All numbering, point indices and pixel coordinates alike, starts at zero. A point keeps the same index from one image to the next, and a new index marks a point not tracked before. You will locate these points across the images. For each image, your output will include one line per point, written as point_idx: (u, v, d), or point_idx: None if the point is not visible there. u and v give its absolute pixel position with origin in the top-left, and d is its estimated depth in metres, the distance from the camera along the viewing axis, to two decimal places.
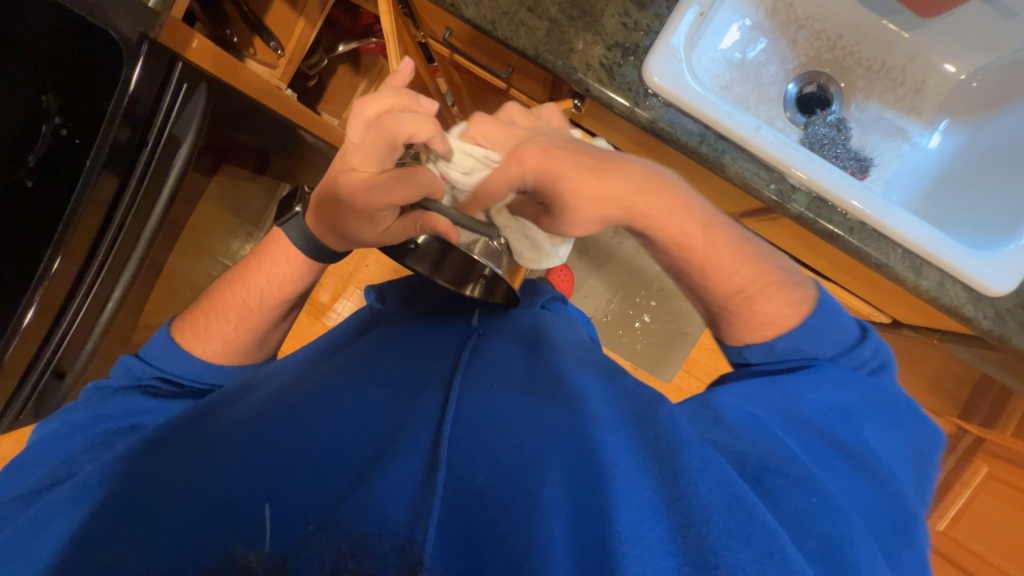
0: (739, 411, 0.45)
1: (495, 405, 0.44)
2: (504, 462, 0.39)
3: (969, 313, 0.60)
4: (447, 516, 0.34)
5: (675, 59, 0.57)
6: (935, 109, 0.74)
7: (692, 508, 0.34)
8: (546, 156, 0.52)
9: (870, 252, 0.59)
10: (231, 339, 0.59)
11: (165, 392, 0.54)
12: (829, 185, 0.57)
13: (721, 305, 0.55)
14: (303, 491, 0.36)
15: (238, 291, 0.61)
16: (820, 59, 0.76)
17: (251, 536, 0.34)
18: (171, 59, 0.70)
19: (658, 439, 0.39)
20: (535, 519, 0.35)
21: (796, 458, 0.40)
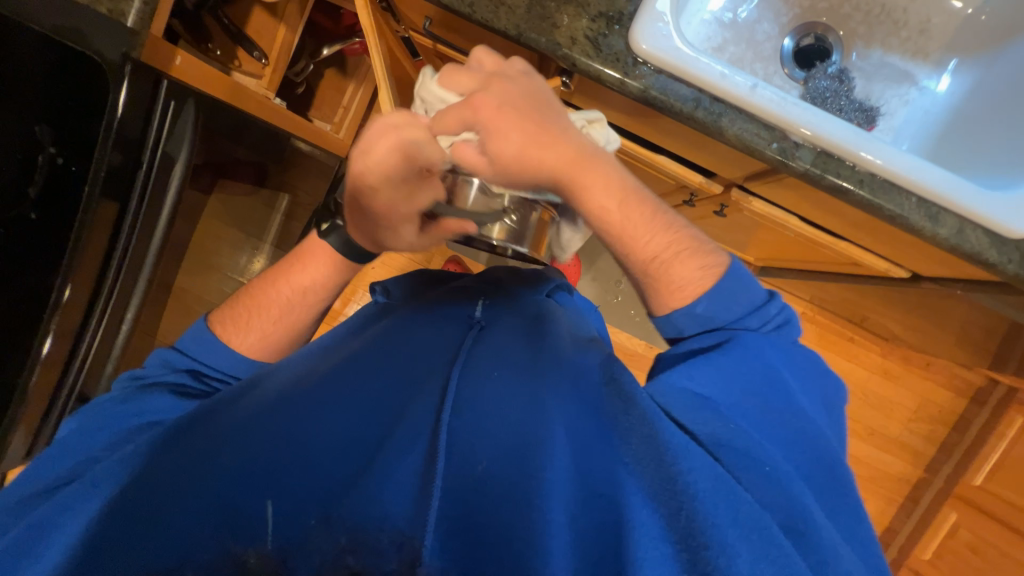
0: (680, 389, 0.42)
1: (494, 393, 0.44)
2: (502, 450, 0.39)
3: (993, 259, 0.57)
4: (446, 503, 0.36)
5: (662, 23, 0.55)
6: (942, 50, 0.71)
7: (679, 489, 0.34)
8: (500, 111, 0.46)
9: (883, 205, 0.57)
10: (270, 336, 0.58)
11: (191, 389, 0.54)
12: (832, 138, 0.56)
13: (636, 270, 0.49)
14: (310, 491, 0.37)
15: (278, 288, 0.59)
16: (816, 9, 0.72)
17: (252, 533, 0.35)
18: (157, 77, 0.70)
19: (645, 422, 0.38)
20: (536, 504, 0.36)
21: (742, 425, 0.39)
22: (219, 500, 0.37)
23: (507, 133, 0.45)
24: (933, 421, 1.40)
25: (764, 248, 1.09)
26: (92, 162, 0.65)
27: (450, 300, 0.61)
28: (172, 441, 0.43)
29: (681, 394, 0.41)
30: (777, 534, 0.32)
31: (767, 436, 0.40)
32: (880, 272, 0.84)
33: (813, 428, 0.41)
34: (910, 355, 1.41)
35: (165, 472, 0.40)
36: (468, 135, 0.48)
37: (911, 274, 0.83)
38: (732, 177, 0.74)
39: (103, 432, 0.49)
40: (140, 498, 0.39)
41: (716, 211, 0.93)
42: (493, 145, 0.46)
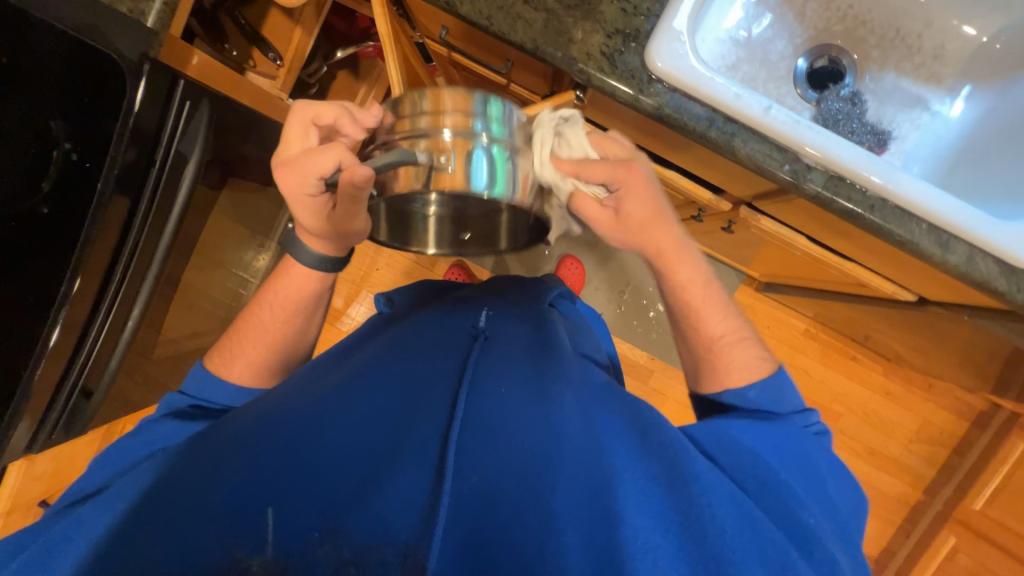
0: (728, 437, 0.46)
1: (503, 407, 0.44)
2: (511, 466, 0.40)
3: (1002, 288, 0.57)
4: (454, 521, 0.35)
5: (678, 42, 0.56)
6: (956, 75, 0.71)
7: (701, 515, 0.37)
8: (641, 184, 0.52)
9: (893, 230, 0.57)
10: (258, 363, 0.59)
11: (197, 413, 0.55)
12: (846, 161, 0.55)
13: (699, 346, 0.56)
14: (317, 500, 0.37)
15: (259, 316, 0.61)
16: (830, 31, 0.73)
17: (254, 542, 0.35)
18: (173, 77, 0.70)
19: (666, 448, 0.41)
20: (547, 523, 0.36)
21: (778, 474, 0.42)
22: (230, 506, 0.37)
23: (627, 201, 0.52)
24: (933, 442, 1.40)
25: (770, 264, 1.09)
26: (107, 159, 0.65)
27: (458, 314, 0.61)
28: (197, 450, 0.44)
29: (717, 434, 0.46)
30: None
31: (800, 485, 0.43)
32: (885, 294, 0.84)
33: (837, 508, 0.44)
34: (912, 376, 1.40)
35: (182, 477, 0.41)
36: (598, 190, 0.54)
37: (917, 297, 0.82)
38: (741, 195, 0.74)
39: (117, 460, 0.49)
40: (154, 501, 0.40)
41: (723, 226, 0.93)
42: (626, 206, 0.52)
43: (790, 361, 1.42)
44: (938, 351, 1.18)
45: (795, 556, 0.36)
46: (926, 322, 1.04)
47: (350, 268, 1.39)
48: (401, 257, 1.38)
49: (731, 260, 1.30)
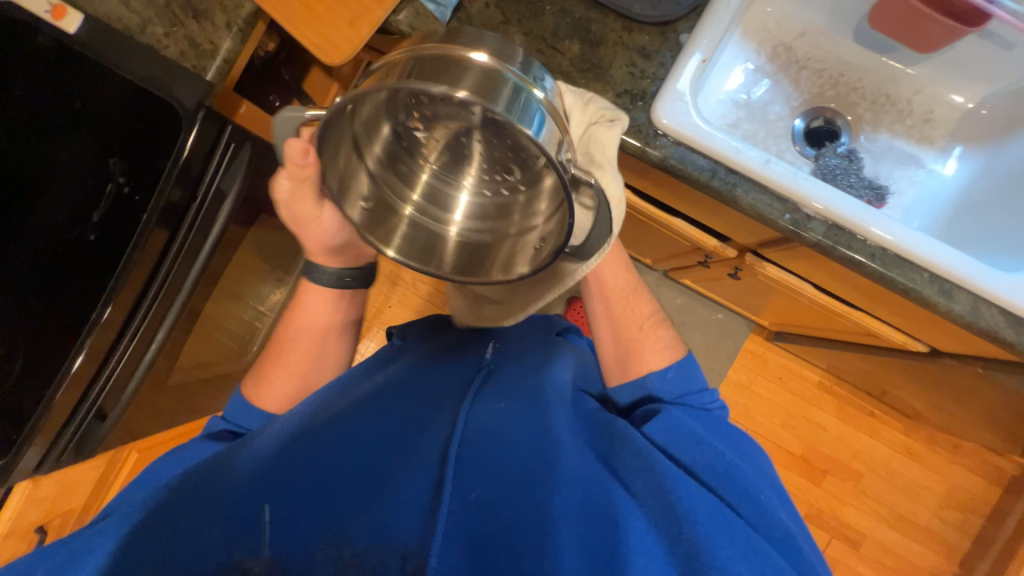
0: (683, 430, 0.53)
1: (500, 424, 0.47)
2: (509, 476, 0.42)
3: (1011, 337, 0.58)
4: (453, 527, 0.36)
5: (681, 102, 0.61)
6: (946, 137, 0.75)
7: (682, 514, 0.41)
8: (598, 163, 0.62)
9: (895, 278, 0.59)
10: (289, 387, 0.64)
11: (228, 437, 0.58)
12: (845, 212, 0.58)
13: (622, 334, 0.65)
14: (325, 502, 0.40)
15: (292, 342, 0.66)
16: (824, 95, 0.78)
17: (255, 544, 0.38)
18: (223, 123, 0.76)
19: (641, 457, 0.47)
20: (546, 530, 0.38)
21: (733, 466, 0.49)
22: (238, 511, 0.40)
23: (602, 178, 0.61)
24: (963, 508, 1.33)
25: (780, 312, 1.10)
26: (154, 192, 0.71)
27: (465, 344, 0.64)
28: (210, 458, 0.46)
29: (679, 433, 0.52)
30: (773, 556, 0.41)
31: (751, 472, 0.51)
32: (897, 344, 0.84)
33: (776, 485, 0.53)
34: (934, 435, 1.35)
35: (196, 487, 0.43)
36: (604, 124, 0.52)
37: (930, 348, 0.82)
38: (746, 242, 0.77)
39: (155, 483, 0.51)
40: (167, 512, 0.41)
41: (730, 273, 0.95)
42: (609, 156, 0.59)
43: (804, 414, 1.39)
44: (960, 409, 1.14)
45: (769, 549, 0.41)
46: (944, 378, 1.02)
47: None
48: (414, 295, 1.42)
49: (741, 308, 1.30)
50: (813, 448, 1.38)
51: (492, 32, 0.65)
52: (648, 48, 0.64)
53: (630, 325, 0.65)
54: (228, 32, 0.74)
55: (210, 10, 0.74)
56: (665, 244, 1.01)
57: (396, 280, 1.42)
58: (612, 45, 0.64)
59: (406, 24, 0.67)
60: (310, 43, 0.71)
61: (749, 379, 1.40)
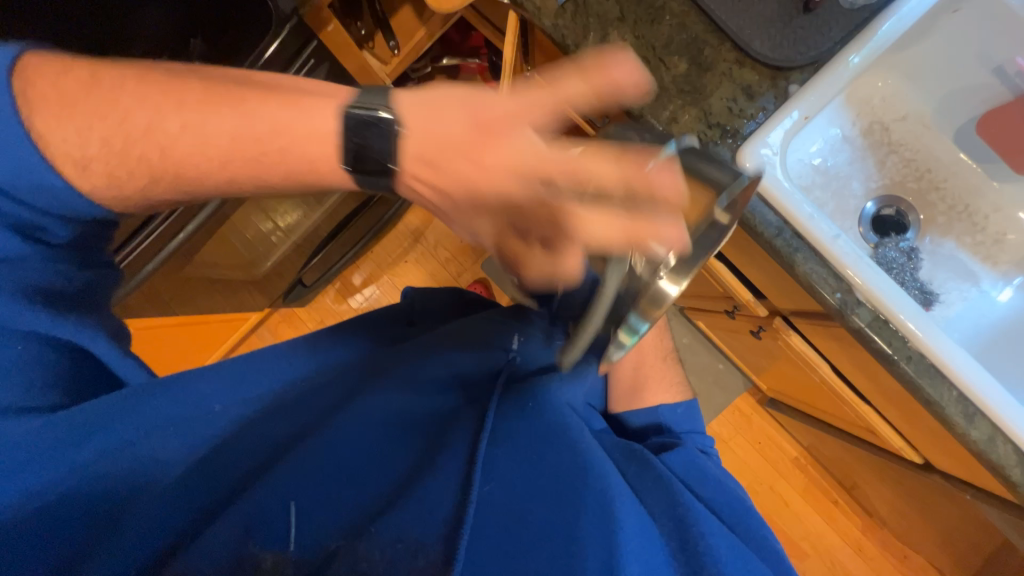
0: (698, 467, 0.53)
1: (520, 442, 0.49)
2: (528, 502, 0.45)
3: (1017, 477, 0.57)
4: (475, 542, 0.42)
5: (770, 152, 0.59)
6: (1012, 263, 0.73)
7: (701, 550, 0.44)
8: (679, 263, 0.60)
9: (924, 387, 0.58)
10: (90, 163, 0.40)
11: (59, 297, 0.43)
12: (895, 308, 0.58)
13: (648, 359, 0.65)
14: (348, 508, 0.44)
15: (142, 113, 0.41)
16: (904, 185, 0.77)
17: (280, 534, 0.41)
18: (309, 37, 0.78)
19: (664, 486, 0.49)
20: (568, 552, 0.42)
21: (747, 506, 0.51)
22: (257, 508, 0.42)
23: None
24: None
25: (783, 380, 1.10)
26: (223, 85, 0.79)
27: (493, 325, 0.61)
28: (239, 442, 0.49)
29: (695, 469, 0.53)
30: None
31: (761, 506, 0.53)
32: (892, 448, 0.84)
33: None
34: (890, 541, 1.36)
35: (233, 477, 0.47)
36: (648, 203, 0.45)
37: (923, 462, 0.82)
38: (781, 306, 0.76)
39: (23, 371, 0.43)
40: (208, 518, 0.45)
41: (751, 330, 0.94)
42: None
43: (771, 483, 1.40)
44: (928, 527, 1.14)
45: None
46: (921, 493, 1.02)
47: (381, 251, 1.42)
48: (432, 258, 1.41)
49: (745, 365, 1.30)
50: (768, 518, 1.38)
51: (604, 26, 0.63)
52: (753, 88, 0.62)
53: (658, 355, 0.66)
54: None
55: None
56: (696, 283, 1.00)
57: (418, 238, 1.42)
58: (718, 74, 0.62)
59: None
60: None
61: (729, 435, 1.41)
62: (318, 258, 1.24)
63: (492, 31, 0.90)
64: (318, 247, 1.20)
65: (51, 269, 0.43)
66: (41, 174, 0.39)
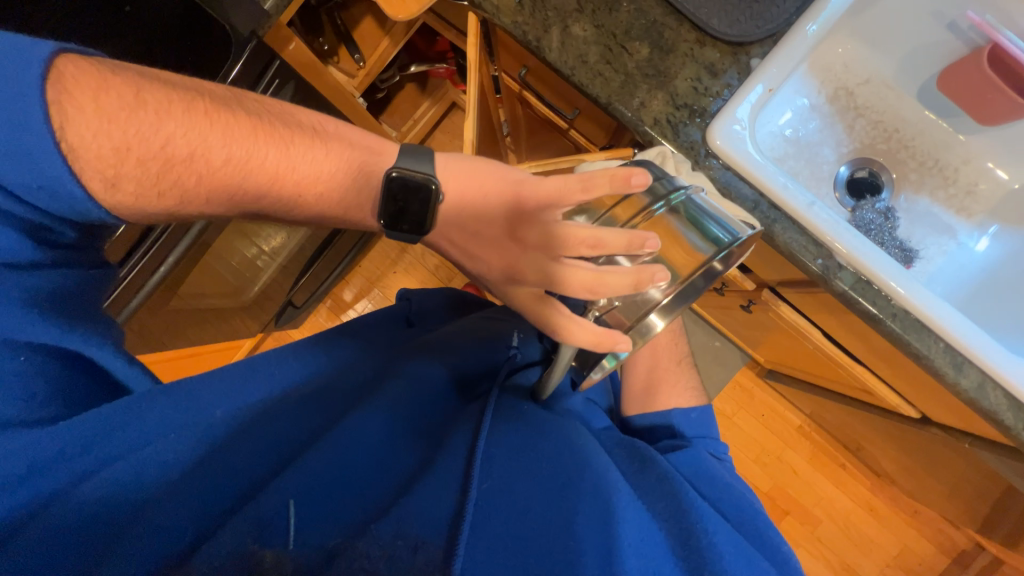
0: (697, 466, 0.53)
1: (519, 437, 0.47)
2: (531, 497, 0.42)
3: (1009, 421, 0.58)
4: (477, 534, 0.37)
5: (739, 128, 0.60)
6: (985, 213, 0.75)
7: (705, 546, 0.42)
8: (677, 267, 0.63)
9: (911, 342, 0.59)
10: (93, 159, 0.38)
11: (68, 304, 0.41)
12: (875, 268, 0.58)
13: (662, 363, 0.68)
14: (352, 507, 0.39)
15: (159, 123, 0.40)
16: (875, 147, 0.78)
17: (274, 534, 0.35)
18: (271, 58, 0.77)
19: (665, 481, 0.48)
20: (570, 549, 0.38)
21: (749, 502, 0.50)
22: (251, 509, 0.36)
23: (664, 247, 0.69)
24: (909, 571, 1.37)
25: (778, 350, 1.11)
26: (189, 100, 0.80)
27: (493, 334, 0.64)
28: (235, 445, 0.43)
29: (697, 465, 0.53)
30: None
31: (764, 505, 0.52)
32: (890, 406, 0.85)
33: None
34: (899, 498, 1.38)
35: (232, 479, 0.41)
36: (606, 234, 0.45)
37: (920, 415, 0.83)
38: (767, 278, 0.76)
39: (18, 384, 0.38)
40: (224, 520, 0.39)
41: (742, 305, 0.95)
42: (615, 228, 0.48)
43: (778, 454, 1.41)
44: (934, 480, 1.16)
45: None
46: (923, 446, 1.04)
47: (369, 264, 1.42)
48: (421, 266, 1.41)
49: (740, 340, 1.31)
50: (779, 488, 1.40)
51: (564, 18, 0.63)
52: (716, 66, 0.63)
53: (671, 359, 0.69)
54: None
55: None
56: None
57: (405, 248, 1.42)
58: (681, 55, 0.63)
59: None
60: None
61: (732, 411, 1.42)
62: (306, 278, 1.24)
63: (455, 34, 0.90)
64: (304, 267, 1.20)
65: (57, 277, 0.40)
66: (47, 174, 0.36)
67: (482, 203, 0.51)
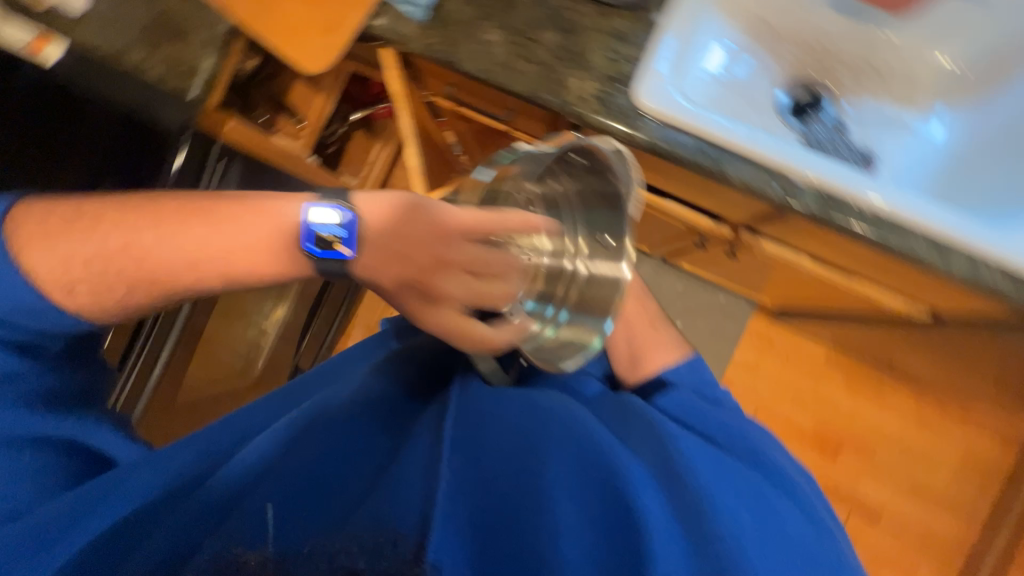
0: (681, 408, 0.54)
1: (491, 406, 0.47)
2: (509, 454, 0.42)
3: (1009, 292, 0.58)
4: (452, 501, 0.37)
5: (663, 82, 0.61)
6: (931, 96, 0.76)
7: (688, 467, 0.43)
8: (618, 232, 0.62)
9: (891, 241, 0.59)
10: (63, 284, 0.42)
11: (63, 398, 0.47)
12: (832, 180, 0.59)
13: (639, 330, 0.65)
14: (328, 503, 0.38)
15: (103, 240, 0.43)
16: (805, 66, 0.79)
17: (250, 538, 0.34)
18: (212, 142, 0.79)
19: (647, 423, 0.49)
20: (548, 498, 0.38)
21: (741, 427, 0.51)
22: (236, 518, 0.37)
23: None
24: (977, 473, 1.33)
25: (779, 287, 1.10)
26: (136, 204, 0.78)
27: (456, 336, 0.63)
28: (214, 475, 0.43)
29: (688, 403, 0.54)
30: (777, 502, 0.44)
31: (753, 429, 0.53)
32: (897, 311, 0.83)
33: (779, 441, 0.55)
34: (945, 401, 1.35)
35: (211, 505, 0.40)
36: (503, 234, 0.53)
37: (931, 312, 0.81)
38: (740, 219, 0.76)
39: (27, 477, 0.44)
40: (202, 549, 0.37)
41: (726, 252, 0.95)
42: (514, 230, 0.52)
43: (813, 390, 1.38)
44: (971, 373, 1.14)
45: (773, 497, 0.44)
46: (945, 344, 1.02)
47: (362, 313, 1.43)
48: None
49: (741, 288, 1.29)
50: (823, 424, 1.37)
51: (469, 27, 0.65)
52: (624, 33, 0.65)
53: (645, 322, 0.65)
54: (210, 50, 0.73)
55: (185, 28, 0.74)
56: (659, 228, 1.01)
57: None
58: (587, 31, 0.65)
59: (389, 31, 0.66)
60: (285, 56, 0.70)
61: (755, 359, 1.39)
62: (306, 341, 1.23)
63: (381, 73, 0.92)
64: (303, 330, 1.13)
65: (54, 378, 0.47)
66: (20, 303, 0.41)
67: (432, 221, 0.51)
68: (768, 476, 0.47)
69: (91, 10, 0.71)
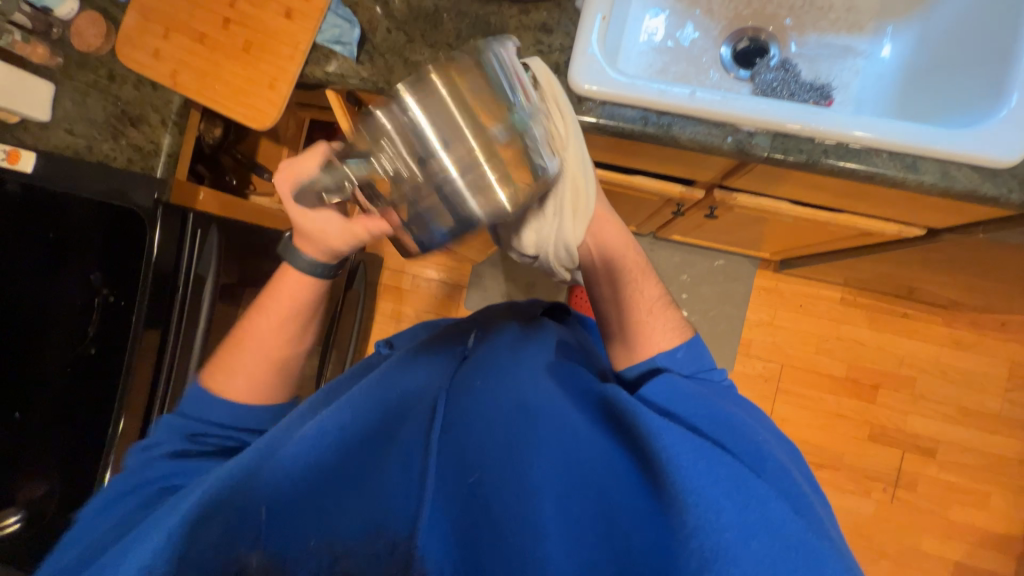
0: (660, 398, 0.52)
1: (477, 406, 0.49)
2: (491, 456, 0.45)
3: (992, 192, 0.56)
4: (439, 509, 0.44)
5: (595, 62, 0.61)
6: (875, 19, 0.74)
7: (665, 461, 0.42)
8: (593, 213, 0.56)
9: (854, 167, 0.58)
10: (254, 376, 0.59)
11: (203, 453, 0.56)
12: (783, 119, 0.58)
13: (631, 315, 0.60)
14: (324, 524, 0.43)
15: (253, 332, 0.59)
16: (740, 16, 0.78)
17: (251, 539, 0.43)
18: (183, 214, 0.77)
19: (632, 415, 0.46)
20: (525, 500, 0.42)
21: (725, 411, 0.50)
22: (238, 510, 0.44)
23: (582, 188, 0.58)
24: None
25: (773, 238, 1.08)
26: (126, 294, 0.74)
27: (453, 328, 0.63)
28: (202, 489, 0.44)
29: (670, 390, 0.52)
30: (758, 486, 0.41)
31: (741, 411, 0.53)
32: (892, 235, 0.81)
33: (768, 423, 0.56)
34: (977, 318, 1.29)
35: (210, 515, 0.43)
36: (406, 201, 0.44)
37: (926, 229, 0.79)
38: (709, 178, 0.75)
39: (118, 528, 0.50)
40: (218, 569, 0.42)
41: (707, 214, 0.94)
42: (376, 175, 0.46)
43: (836, 334, 1.34)
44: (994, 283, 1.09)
45: (755, 480, 0.42)
46: (971, 274, 0.96)
47: None
48: None
49: (739, 247, 1.27)
50: (854, 367, 1.32)
51: (400, 53, 0.67)
52: (548, 23, 0.66)
53: (634, 302, 0.60)
54: (165, 127, 0.79)
55: (145, 114, 0.79)
56: (638, 205, 1.01)
57: (399, 317, 1.33)
58: (515, 31, 0.66)
59: (328, 75, 0.69)
60: (237, 117, 0.73)
61: (770, 316, 1.36)
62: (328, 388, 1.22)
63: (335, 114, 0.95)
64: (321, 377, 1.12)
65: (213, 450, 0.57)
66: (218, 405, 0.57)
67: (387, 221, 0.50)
68: (749, 457, 0.47)
69: (55, 115, 0.75)
